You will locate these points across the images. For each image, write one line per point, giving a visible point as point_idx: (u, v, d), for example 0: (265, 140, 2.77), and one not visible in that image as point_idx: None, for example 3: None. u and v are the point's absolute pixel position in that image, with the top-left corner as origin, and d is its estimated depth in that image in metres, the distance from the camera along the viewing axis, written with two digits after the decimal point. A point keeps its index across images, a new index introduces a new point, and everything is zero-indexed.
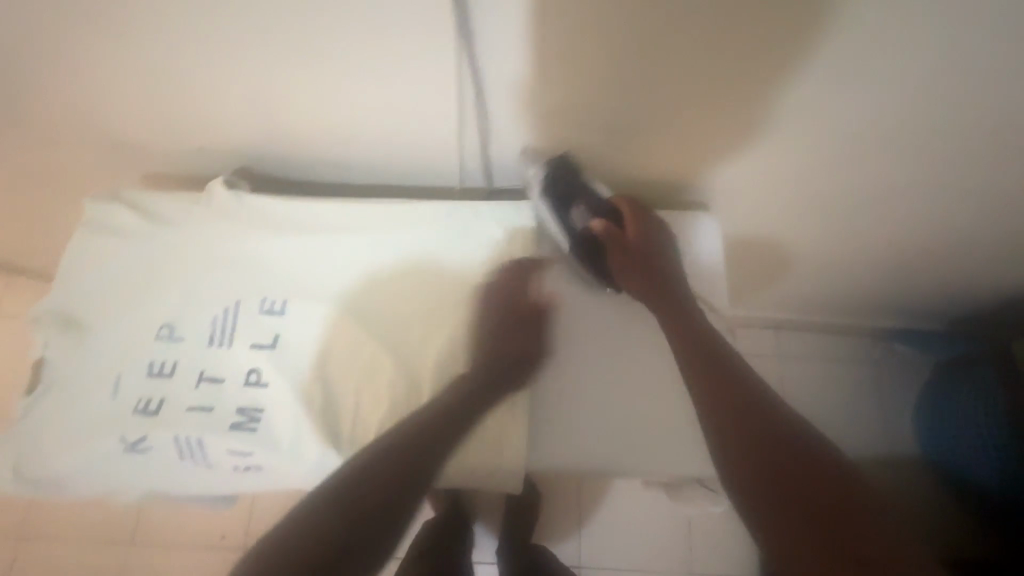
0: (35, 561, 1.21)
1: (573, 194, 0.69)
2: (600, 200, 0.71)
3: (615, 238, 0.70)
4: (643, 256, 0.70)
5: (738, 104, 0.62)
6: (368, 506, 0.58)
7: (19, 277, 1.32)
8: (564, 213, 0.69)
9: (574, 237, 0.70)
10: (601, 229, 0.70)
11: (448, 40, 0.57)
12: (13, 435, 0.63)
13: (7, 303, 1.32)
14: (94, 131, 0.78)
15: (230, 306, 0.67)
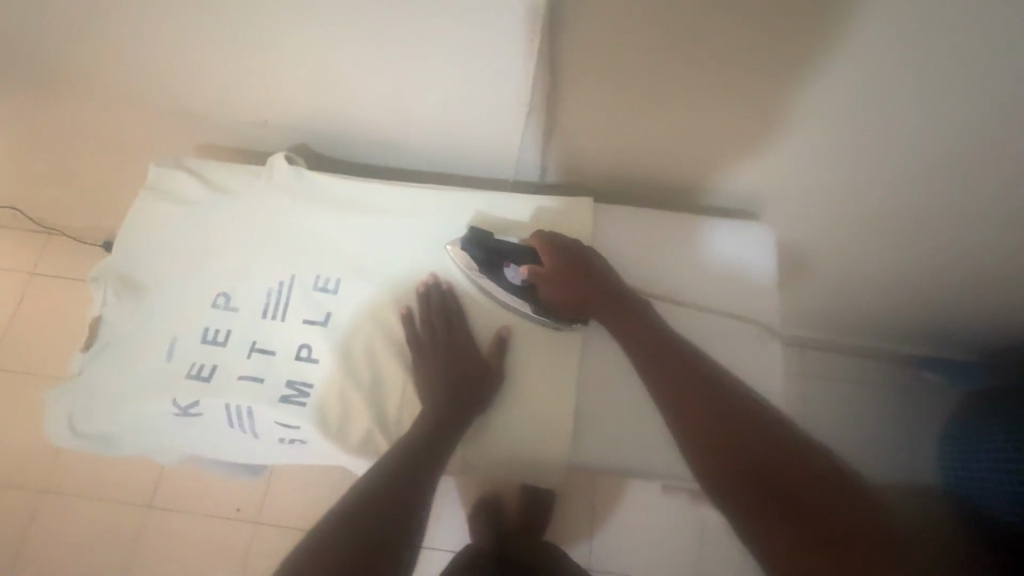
0: (55, 514, 1.24)
1: (496, 253, 0.67)
2: (517, 245, 0.68)
3: (550, 278, 0.65)
4: (575, 281, 0.65)
5: (812, 112, 0.61)
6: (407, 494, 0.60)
7: (73, 240, 1.39)
8: (499, 278, 0.67)
9: (525, 297, 0.66)
10: (535, 273, 0.66)
11: (531, 30, 0.57)
12: (68, 389, 0.65)
13: (61, 264, 1.40)
14: (158, 101, 0.80)
15: (286, 280, 0.68)
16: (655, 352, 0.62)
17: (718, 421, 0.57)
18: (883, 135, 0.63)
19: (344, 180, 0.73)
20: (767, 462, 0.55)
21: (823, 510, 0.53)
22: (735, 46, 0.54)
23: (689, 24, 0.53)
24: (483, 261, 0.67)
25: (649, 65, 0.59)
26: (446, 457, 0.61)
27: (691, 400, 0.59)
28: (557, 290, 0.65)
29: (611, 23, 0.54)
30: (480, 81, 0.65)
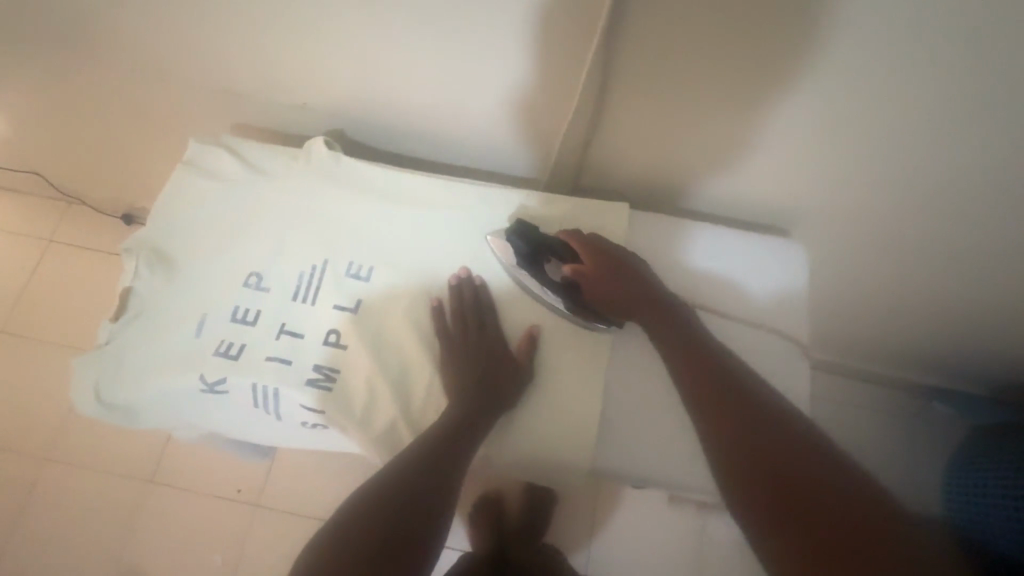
0: (58, 483, 1.23)
1: (539, 249, 0.67)
2: (561, 243, 0.67)
3: (590, 281, 0.65)
4: (615, 286, 0.65)
5: (858, 134, 0.61)
6: (432, 491, 0.57)
7: (97, 211, 1.40)
8: (540, 271, 0.67)
9: (562, 295, 0.67)
10: (576, 273, 0.65)
11: (592, 32, 0.56)
12: (96, 357, 0.65)
13: (83, 234, 1.41)
14: (200, 78, 0.80)
15: (319, 264, 0.68)
16: (689, 363, 0.61)
17: (752, 435, 0.55)
18: (931, 163, 0.63)
19: (381, 169, 0.73)
20: (805, 484, 0.51)
21: (872, 546, 0.47)
22: (797, 59, 0.54)
23: (755, 35, 0.52)
24: (527, 254, 0.67)
25: (705, 75, 0.58)
26: (472, 453, 0.60)
27: (725, 410, 0.57)
28: (596, 293, 0.65)
29: (673, 30, 0.54)
30: (527, 81, 0.65)
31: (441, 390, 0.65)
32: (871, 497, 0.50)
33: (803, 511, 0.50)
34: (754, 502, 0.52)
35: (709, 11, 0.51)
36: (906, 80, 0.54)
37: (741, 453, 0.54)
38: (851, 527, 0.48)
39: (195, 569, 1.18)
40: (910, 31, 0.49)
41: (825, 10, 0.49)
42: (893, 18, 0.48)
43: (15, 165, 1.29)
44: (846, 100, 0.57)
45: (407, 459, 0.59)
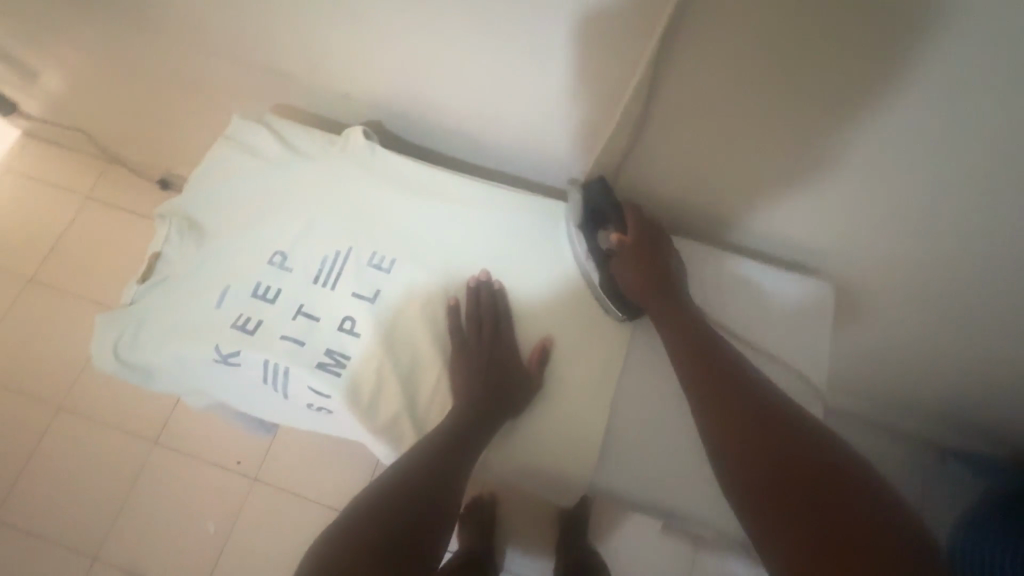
0: (68, 432, 1.27)
1: (600, 216, 0.68)
2: (620, 214, 0.68)
3: (628, 257, 0.66)
4: (650, 269, 0.65)
5: (902, 182, 0.59)
6: (436, 497, 0.56)
7: (138, 173, 1.44)
8: (592, 234, 0.68)
9: (597, 264, 0.68)
10: (619, 247, 0.66)
11: (641, 53, 0.55)
12: (119, 317, 0.66)
13: (122, 194, 1.46)
14: (250, 58, 0.82)
15: (342, 250, 0.69)
16: (694, 355, 0.61)
17: (750, 425, 0.55)
18: (976, 218, 0.61)
19: (414, 163, 0.73)
20: (802, 470, 0.50)
21: (872, 528, 0.45)
22: (851, 99, 0.53)
23: (810, 73, 0.51)
24: (589, 213, 0.68)
25: (753, 106, 0.57)
26: (474, 460, 0.59)
27: (724, 401, 0.57)
28: (630, 268, 0.66)
29: (725, 60, 0.53)
30: (568, 95, 0.65)
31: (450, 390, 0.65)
32: (871, 482, 0.49)
33: (800, 495, 0.49)
34: (751, 492, 0.52)
35: (765, 44, 0.50)
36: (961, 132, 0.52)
37: (738, 443, 0.54)
38: (851, 510, 0.46)
39: (187, 535, 1.20)
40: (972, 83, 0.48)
41: (883, 55, 0.48)
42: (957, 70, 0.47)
43: (64, 120, 1.34)
44: (895, 146, 0.56)
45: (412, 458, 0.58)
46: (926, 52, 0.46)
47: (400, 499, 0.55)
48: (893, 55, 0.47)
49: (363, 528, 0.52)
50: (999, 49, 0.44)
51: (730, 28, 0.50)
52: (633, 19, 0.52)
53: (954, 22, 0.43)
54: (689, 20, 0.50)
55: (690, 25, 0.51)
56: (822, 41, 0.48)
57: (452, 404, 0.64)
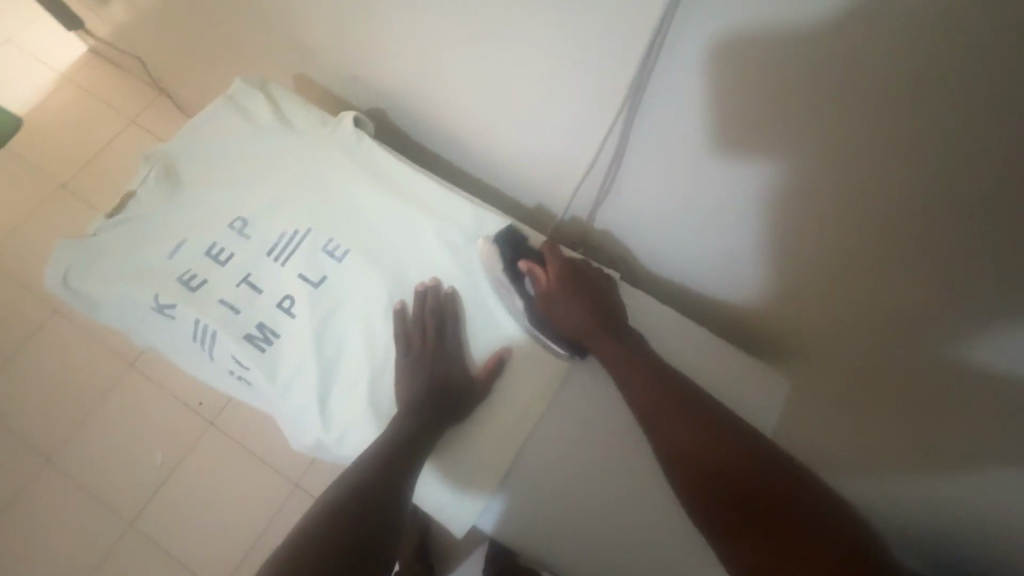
0: (57, 335, 1.33)
1: (517, 259, 0.67)
2: (539, 253, 0.68)
3: (555, 295, 0.64)
4: (583, 302, 0.63)
5: (876, 286, 0.54)
6: (376, 504, 0.52)
7: (182, 110, 1.50)
8: (518, 284, 0.67)
9: (533, 311, 0.66)
10: (543, 287, 0.65)
11: (617, 94, 0.58)
12: (78, 245, 0.68)
13: (164, 126, 1.52)
14: (282, 25, 0.85)
15: (301, 230, 0.69)
16: (648, 377, 0.58)
17: (704, 439, 0.52)
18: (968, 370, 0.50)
19: (396, 160, 0.73)
20: (755, 476, 0.47)
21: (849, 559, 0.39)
22: (811, 184, 0.52)
23: (777, 139, 0.51)
24: (509, 262, 0.67)
25: (719, 164, 0.57)
26: (415, 471, 0.56)
27: (679, 417, 0.54)
28: (564, 314, 0.64)
29: (701, 108, 0.54)
30: (564, 116, 0.66)
31: (386, 387, 0.64)
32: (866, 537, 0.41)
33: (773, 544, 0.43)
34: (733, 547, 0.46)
35: (740, 102, 0.50)
36: (909, 249, 0.49)
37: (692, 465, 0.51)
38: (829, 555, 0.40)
39: (134, 458, 1.24)
40: (924, 199, 0.45)
41: (865, 134, 0.45)
42: (909, 176, 0.45)
43: (124, 47, 1.41)
44: (853, 242, 0.53)
45: (360, 462, 0.56)
46: (885, 147, 0.45)
47: (342, 503, 0.51)
48: (857, 144, 0.46)
49: (307, 533, 0.48)
50: (976, 165, 0.40)
51: (706, 79, 0.51)
52: (630, 47, 0.52)
53: (930, 118, 0.41)
54: (666, 64, 0.52)
55: (681, 62, 0.51)
56: (791, 111, 0.48)
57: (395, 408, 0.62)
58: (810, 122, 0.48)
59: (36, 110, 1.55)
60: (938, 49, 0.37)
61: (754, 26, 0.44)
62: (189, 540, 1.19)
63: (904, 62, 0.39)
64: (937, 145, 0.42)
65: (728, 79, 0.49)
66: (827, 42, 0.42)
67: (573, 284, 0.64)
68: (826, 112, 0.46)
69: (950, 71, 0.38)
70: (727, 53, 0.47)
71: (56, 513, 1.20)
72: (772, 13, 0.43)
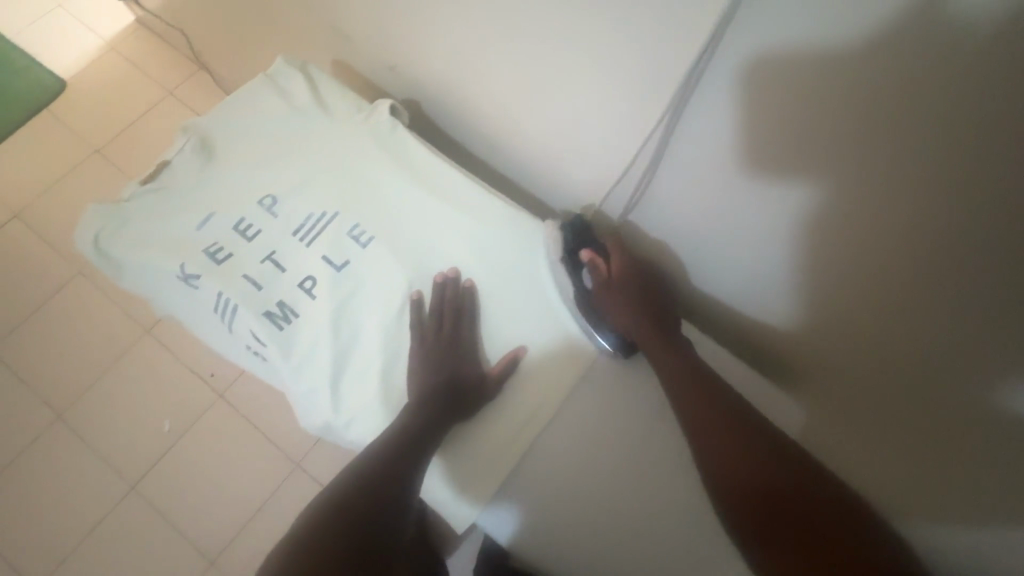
0: (79, 295, 1.36)
1: (580, 248, 0.68)
2: (602, 245, 0.69)
3: (612, 288, 0.66)
4: (634, 296, 0.65)
5: (909, 320, 0.53)
6: (390, 492, 0.53)
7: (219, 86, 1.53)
8: (577, 272, 0.68)
9: (584, 302, 0.66)
10: (603, 279, 0.67)
11: (658, 105, 0.57)
12: (110, 210, 0.69)
13: (200, 100, 1.55)
14: (326, 10, 0.86)
15: (329, 213, 0.70)
16: (688, 375, 0.59)
17: (732, 446, 0.53)
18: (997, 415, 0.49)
19: (427, 151, 0.73)
20: (784, 488, 0.49)
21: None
22: (845, 212, 0.51)
23: (816, 163, 0.50)
24: (572, 250, 0.68)
25: (754, 185, 0.56)
26: (426, 460, 0.57)
27: (713, 418, 0.55)
28: (618, 306, 0.65)
29: (743, 124, 0.52)
30: (600, 121, 0.65)
31: (399, 376, 0.64)
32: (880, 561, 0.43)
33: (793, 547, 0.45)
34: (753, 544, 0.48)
35: (782, 122, 0.49)
36: (943, 288, 0.48)
37: (722, 465, 0.52)
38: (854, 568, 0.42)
39: (143, 424, 1.26)
40: (965, 239, 0.44)
41: (909, 167, 0.44)
42: (950, 213, 0.44)
43: (170, 21, 1.44)
44: (883, 275, 0.52)
45: (374, 448, 0.57)
46: (927, 184, 0.44)
47: (355, 491, 0.52)
48: (898, 176, 0.45)
49: (321, 518, 0.49)
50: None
51: (749, 95, 0.50)
52: (674, 57, 0.52)
53: (979, 157, 0.40)
54: (712, 76, 0.51)
55: (724, 77, 0.50)
56: (834, 136, 0.47)
57: (406, 397, 0.62)
58: (851, 150, 0.46)
59: (79, 75, 1.58)
60: (992, 87, 0.36)
61: (804, 45, 0.43)
62: (187, 509, 1.20)
63: (959, 98, 0.38)
64: (981, 184, 0.40)
65: (772, 99, 0.48)
66: (879, 69, 0.41)
67: (631, 277, 0.66)
68: (869, 141, 0.45)
69: (1002, 111, 0.37)
70: (774, 71, 0.47)
71: (62, 469, 1.23)
72: (825, 33, 0.42)
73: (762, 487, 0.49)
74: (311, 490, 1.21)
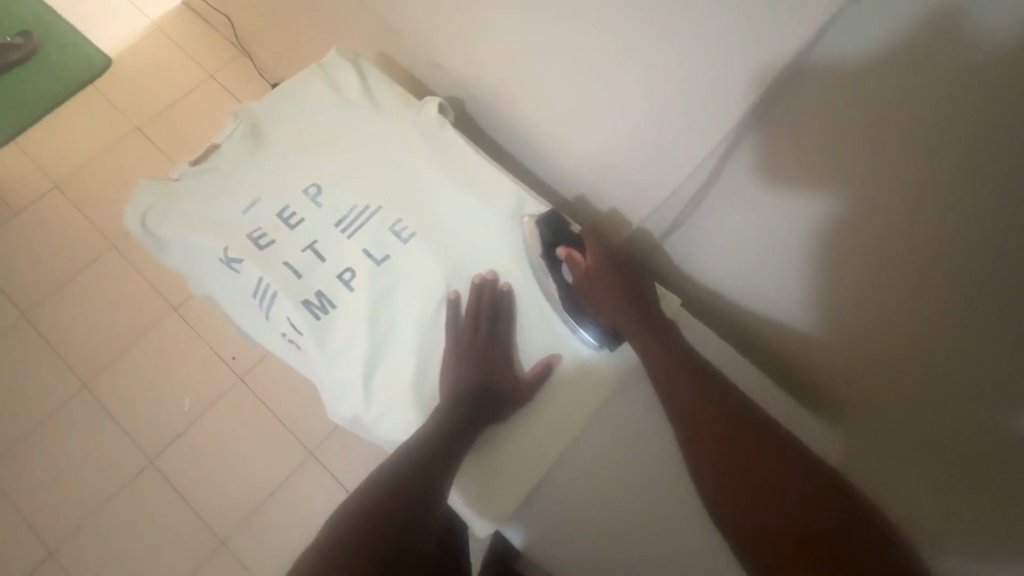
0: (111, 269, 1.38)
1: (557, 243, 0.67)
2: (579, 238, 0.68)
3: (592, 283, 0.65)
4: (620, 294, 0.63)
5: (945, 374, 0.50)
6: (421, 488, 0.53)
7: (261, 74, 1.55)
8: (554, 269, 0.67)
9: (565, 297, 0.66)
10: (584, 273, 0.65)
11: (715, 125, 0.55)
12: (158, 189, 0.71)
13: (240, 86, 1.56)
14: (378, 6, 0.86)
15: (372, 207, 0.70)
16: (712, 392, 0.57)
17: (762, 466, 0.52)
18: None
19: (473, 150, 0.73)
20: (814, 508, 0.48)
21: None
22: (901, 259, 0.47)
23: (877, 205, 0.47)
24: (546, 247, 0.67)
25: (804, 217, 0.54)
26: (458, 459, 0.57)
27: (745, 437, 0.54)
28: (600, 299, 0.64)
29: (802, 156, 0.50)
30: (649, 135, 0.63)
31: (432, 374, 0.64)
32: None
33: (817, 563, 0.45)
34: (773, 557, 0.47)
35: (845, 153, 0.47)
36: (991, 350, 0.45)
37: (749, 483, 0.51)
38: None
39: (164, 400, 1.28)
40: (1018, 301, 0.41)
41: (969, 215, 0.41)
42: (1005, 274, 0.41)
43: (218, 6, 1.46)
44: (933, 329, 0.49)
45: (410, 445, 0.57)
46: (987, 236, 0.41)
47: (388, 487, 0.53)
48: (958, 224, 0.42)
49: (357, 512, 0.51)
50: None
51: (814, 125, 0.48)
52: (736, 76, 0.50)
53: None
54: (780, 102, 0.49)
55: (789, 99, 0.48)
56: (899, 178, 0.44)
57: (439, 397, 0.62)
58: (918, 192, 0.44)
59: (127, 52, 1.61)
60: None
61: (884, 75, 0.41)
62: (201, 489, 1.21)
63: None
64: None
65: (838, 130, 0.46)
66: (956, 106, 0.38)
67: (614, 273, 0.65)
68: (935, 181, 0.42)
69: None
70: (845, 101, 0.44)
71: (83, 439, 1.25)
72: (906, 65, 0.40)
73: (790, 505, 0.49)
74: (321, 481, 1.22)
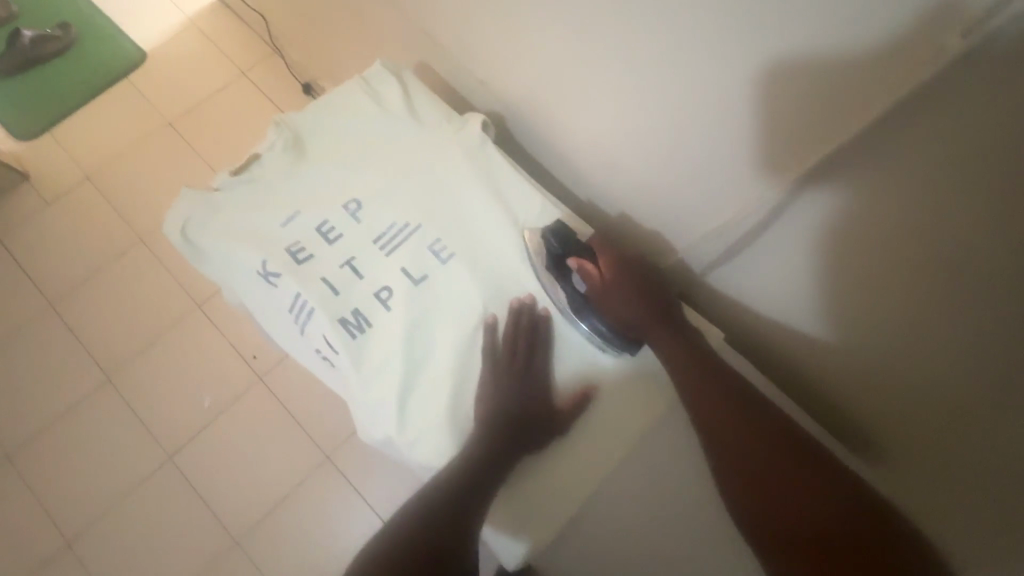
0: (137, 264, 1.39)
1: (566, 253, 0.64)
2: (588, 246, 0.66)
3: (605, 294, 0.63)
4: (635, 306, 0.62)
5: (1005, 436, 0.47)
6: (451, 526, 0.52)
7: (292, 73, 1.55)
8: (564, 278, 0.65)
9: (578, 307, 0.64)
10: (596, 282, 0.63)
11: (777, 160, 0.53)
12: (198, 198, 0.70)
13: (270, 84, 1.56)
14: (420, 17, 0.85)
15: (411, 225, 0.69)
16: (758, 429, 0.53)
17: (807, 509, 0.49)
18: None
19: (514, 171, 0.71)
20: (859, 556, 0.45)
21: None
22: (979, 318, 0.44)
23: (950, 261, 0.44)
24: (553, 257, 0.65)
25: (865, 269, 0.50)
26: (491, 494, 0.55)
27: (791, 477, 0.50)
28: (616, 310, 0.62)
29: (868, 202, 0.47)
30: (700, 166, 0.61)
31: (466, 399, 0.62)
32: None
33: None
34: None
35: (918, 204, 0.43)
36: None
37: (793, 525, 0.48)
38: None
39: (184, 397, 1.28)
40: None
41: None
42: None
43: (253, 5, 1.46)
44: (1001, 391, 0.45)
45: (443, 477, 0.56)
46: None
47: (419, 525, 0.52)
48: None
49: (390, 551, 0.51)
50: None
51: (885, 174, 0.45)
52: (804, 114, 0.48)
53: None
54: (848, 146, 0.46)
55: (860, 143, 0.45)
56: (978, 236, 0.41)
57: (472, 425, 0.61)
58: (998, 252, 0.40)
59: (161, 48, 1.62)
60: None
61: (970, 127, 0.38)
62: (218, 487, 1.22)
63: None
64: None
65: (912, 182, 0.43)
66: None
67: (628, 285, 0.63)
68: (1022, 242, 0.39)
69: None
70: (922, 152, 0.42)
71: (103, 431, 1.26)
72: (997, 120, 0.36)
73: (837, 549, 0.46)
74: (336, 485, 1.21)
